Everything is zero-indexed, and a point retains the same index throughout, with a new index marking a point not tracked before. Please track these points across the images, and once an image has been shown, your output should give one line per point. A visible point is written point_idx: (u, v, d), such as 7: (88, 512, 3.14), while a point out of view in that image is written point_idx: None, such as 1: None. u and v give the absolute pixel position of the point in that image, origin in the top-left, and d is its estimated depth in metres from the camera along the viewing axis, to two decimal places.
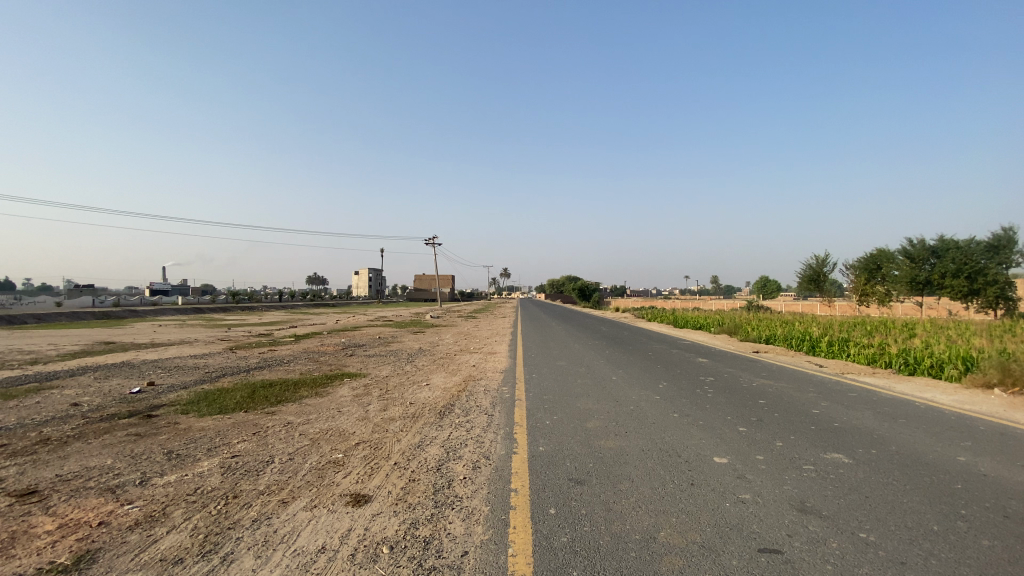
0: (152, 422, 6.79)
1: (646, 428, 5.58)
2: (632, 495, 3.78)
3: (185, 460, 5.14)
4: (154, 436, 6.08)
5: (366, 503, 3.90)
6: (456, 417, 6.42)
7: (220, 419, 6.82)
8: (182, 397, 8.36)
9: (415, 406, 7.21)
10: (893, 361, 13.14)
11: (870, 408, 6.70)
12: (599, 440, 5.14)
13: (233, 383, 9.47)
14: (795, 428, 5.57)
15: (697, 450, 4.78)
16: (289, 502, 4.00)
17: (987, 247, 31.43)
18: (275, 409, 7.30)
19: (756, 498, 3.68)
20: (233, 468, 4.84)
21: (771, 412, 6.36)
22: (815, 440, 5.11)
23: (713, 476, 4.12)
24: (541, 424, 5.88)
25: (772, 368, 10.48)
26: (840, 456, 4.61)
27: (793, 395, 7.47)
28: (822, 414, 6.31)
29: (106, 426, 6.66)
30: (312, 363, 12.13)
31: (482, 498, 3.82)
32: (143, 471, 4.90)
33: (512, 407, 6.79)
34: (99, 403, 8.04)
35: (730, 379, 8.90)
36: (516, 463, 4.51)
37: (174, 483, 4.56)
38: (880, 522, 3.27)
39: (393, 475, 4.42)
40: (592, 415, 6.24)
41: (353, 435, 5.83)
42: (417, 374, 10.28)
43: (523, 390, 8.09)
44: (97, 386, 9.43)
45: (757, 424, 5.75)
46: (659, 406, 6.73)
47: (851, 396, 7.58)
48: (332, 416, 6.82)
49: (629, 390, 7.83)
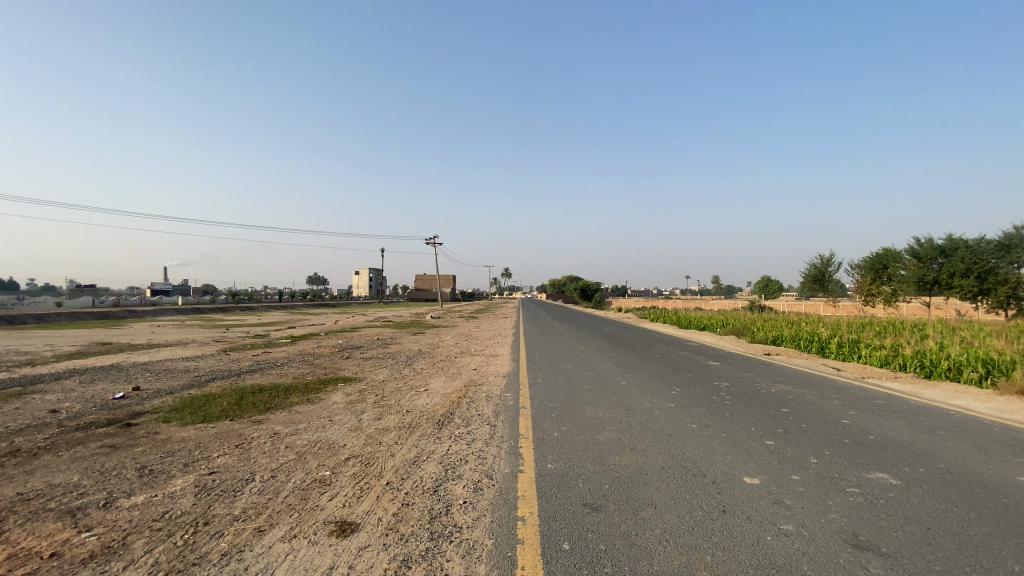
0: (130, 432, 6.30)
1: (663, 441, 5.09)
2: (658, 526, 3.29)
3: (159, 478, 4.65)
4: (129, 449, 5.58)
5: (352, 534, 3.41)
6: (456, 427, 5.93)
7: (204, 428, 6.35)
8: (166, 403, 7.86)
9: (411, 415, 6.72)
10: (909, 363, 12.64)
11: (903, 418, 6.21)
12: (613, 455, 4.66)
13: (223, 388, 8.99)
14: (828, 441, 5.09)
15: (724, 469, 4.29)
16: (265, 531, 3.51)
17: (999, 246, 30.82)
18: (263, 418, 6.82)
19: (801, 530, 3.21)
20: (209, 488, 4.34)
21: (798, 422, 5.86)
22: (853, 456, 4.64)
23: (747, 501, 3.64)
24: (548, 436, 5.37)
25: (789, 372, 9.94)
26: (885, 477, 4.14)
27: (817, 403, 6.97)
28: (853, 424, 5.83)
29: (81, 436, 6.17)
30: (307, 367, 11.66)
31: (485, 530, 3.33)
32: (112, 490, 4.40)
33: (517, 417, 6.28)
34: (79, 410, 7.53)
35: (747, 384, 8.38)
36: (522, 485, 4.02)
37: (142, 505, 4.06)
38: (953, 564, 2.82)
39: (385, 498, 3.93)
40: (602, 426, 5.73)
41: (343, 449, 5.33)
42: (415, 379, 9.73)
43: (527, 396, 7.62)
44: (80, 391, 8.96)
45: (785, 436, 5.26)
46: (675, 415, 6.23)
47: (879, 403, 7.10)
48: (322, 426, 6.34)
49: (641, 397, 7.30)
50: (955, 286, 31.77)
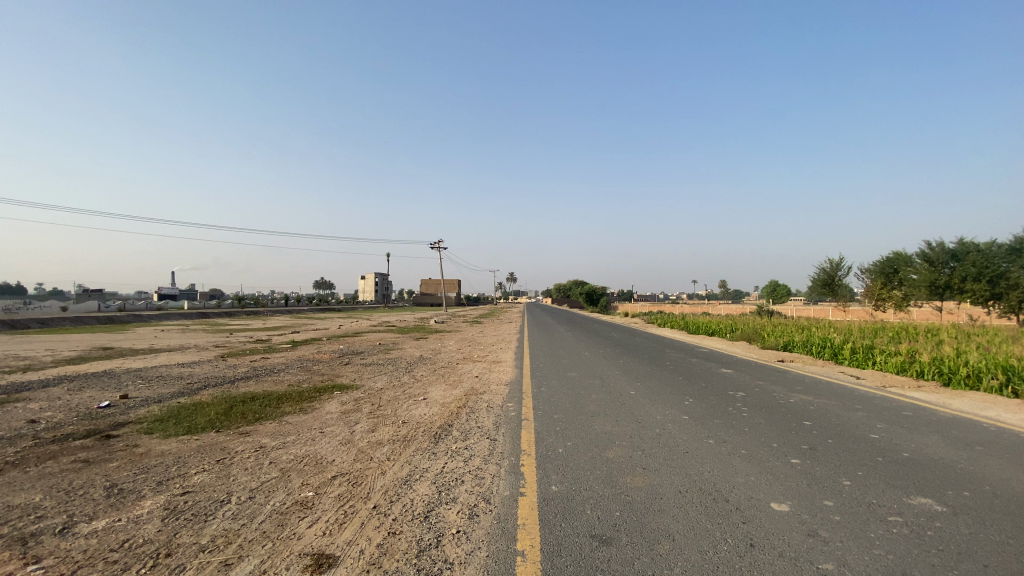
0: (107, 445, 5.94)
1: (678, 459, 4.65)
2: (677, 563, 2.87)
3: (128, 499, 4.29)
4: (102, 465, 5.22)
5: (328, 569, 3.01)
6: (452, 442, 5.52)
7: (186, 442, 5.98)
8: (152, 413, 7.49)
9: (407, 427, 6.31)
10: (926, 370, 12.14)
11: (937, 432, 5.71)
12: (623, 476, 4.23)
13: (213, 396, 8.64)
14: (860, 460, 4.62)
15: (748, 493, 3.85)
16: (232, 565, 3.12)
17: (1010, 249, 30.07)
18: (250, 430, 6.42)
19: (843, 572, 2.77)
20: (179, 511, 3.98)
21: (824, 437, 5.39)
22: (890, 478, 4.17)
23: (777, 533, 3.20)
24: (553, 452, 4.95)
25: (806, 381, 9.44)
26: (929, 503, 3.66)
27: (840, 415, 6.48)
28: (883, 440, 5.35)
29: (55, 449, 5.82)
30: (303, 373, 11.27)
31: (478, 567, 2.92)
32: (74, 512, 4.05)
33: (519, 431, 5.86)
34: (59, 420, 7.19)
35: (764, 394, 7.89)
36: (523, 512, 3.59)
37: (102, 532, 3.69)
38: None
39: (369, 526, 3.53)
40: (612, 441, 5.30)
41: (330, 465, 4.93)
42: (414, 387, 9.34)
43: (531, 407, 7.21)
44: (65, 399, 8.63)
45: (812, 454, 4.80)
46: (689, 429, 5.78)
47: (906, 415, 6.59)
48: (312, 438, 5.95)
49: (653, 409, 6.85)
50: (967, 290, 31.04)
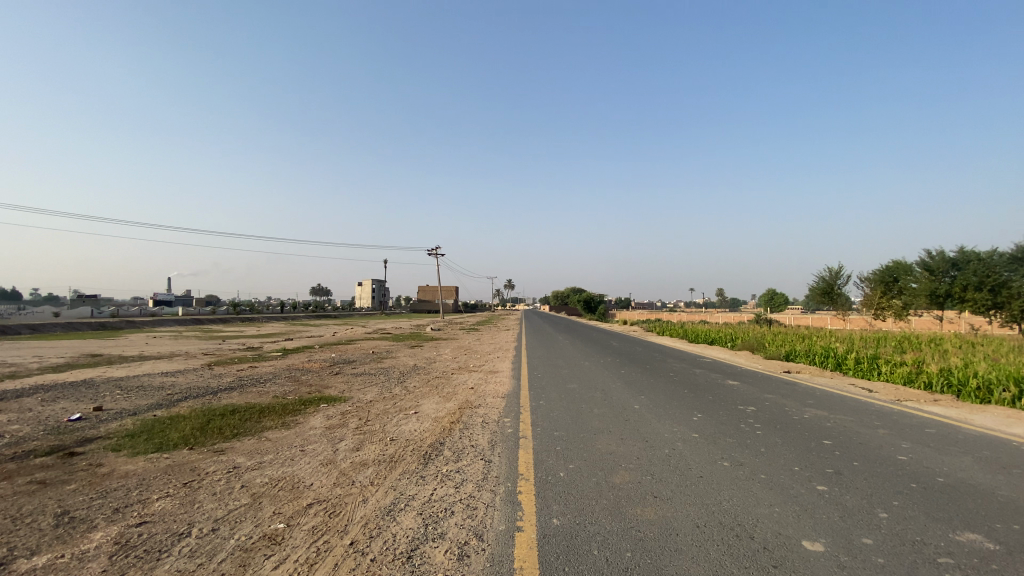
0: (69, 464, 5.44)
1: (691, 486, 4.19)
2: None
3: (78, 530, 3.81)
4: (58, 487, 4.73)
5: None
6: (444, 463, 5.06)
7: (155, 461, 5.49)
8: (124, 428, 6.98)
9: (395, 445, 5.85)
10: (935, 381, 11.74)
11: (967, 453, 5.28)
12: (633, 507, 3.78)
13: (192, 409, 8.13)
14: (891, 487, 4.19)
15: (774, 528, 3.41)
16: None
17: (1011, 258, 29.74)
18: (226, 447, 5.95)
19: None
20: (130, 547, 3.50)
21: (849, 459, 4.96)
22: (930, 509, 3.74)
23: None
24: (554, 477, 4.51)
25: (818, 394, 9.00)
26: (981, 541, 3.22)
27: (859, 433, 6.05)
28: (912, 462, 4.91)
29: (11, 468, 5.32)
30: (290, 384, 10.75)
31: None
32: (16, 545, 3.56)
33: (516, 451, 5.42)
34: (24, 434, 6.67)
35: (776, 409, 7.46)
36: (520, 552, 3.13)
37: (40, 571, 3.21)
38: None
39: (343, 568, 3.06)
40: (618, 463, 4.87)
41: (308, 491, 4.46)
42: (404, 399, 8.87)
43: (528, 423, 6.77)
44: (36, 412, 8.10)
45: (839, 479, 4.36)
46: (700, 449, 5.35)
47: (931, 432, 6.17)
48: (291, 458, 5.48)
49: (659, 426, 6.40)
50: (968, 299, 30.74)
